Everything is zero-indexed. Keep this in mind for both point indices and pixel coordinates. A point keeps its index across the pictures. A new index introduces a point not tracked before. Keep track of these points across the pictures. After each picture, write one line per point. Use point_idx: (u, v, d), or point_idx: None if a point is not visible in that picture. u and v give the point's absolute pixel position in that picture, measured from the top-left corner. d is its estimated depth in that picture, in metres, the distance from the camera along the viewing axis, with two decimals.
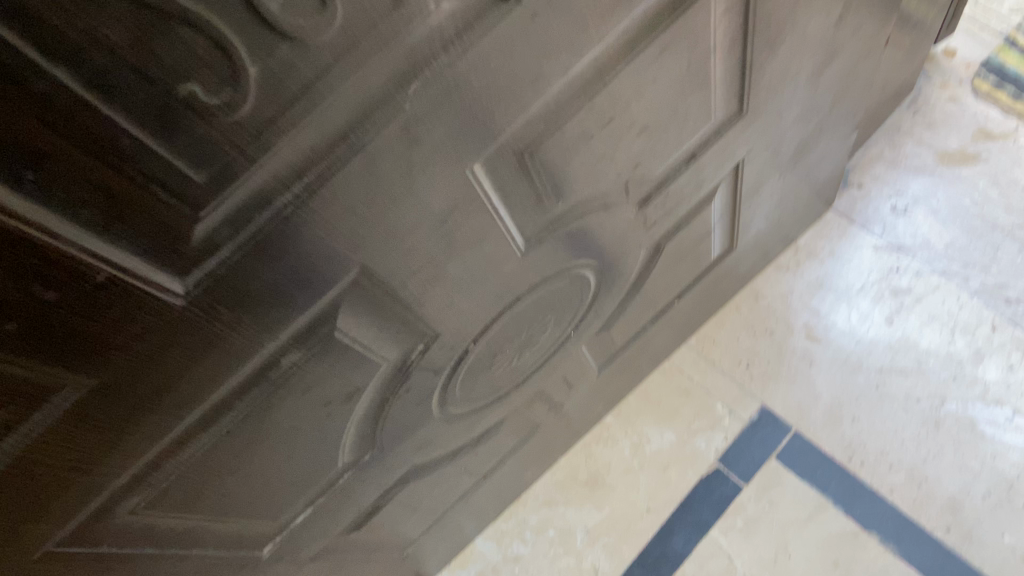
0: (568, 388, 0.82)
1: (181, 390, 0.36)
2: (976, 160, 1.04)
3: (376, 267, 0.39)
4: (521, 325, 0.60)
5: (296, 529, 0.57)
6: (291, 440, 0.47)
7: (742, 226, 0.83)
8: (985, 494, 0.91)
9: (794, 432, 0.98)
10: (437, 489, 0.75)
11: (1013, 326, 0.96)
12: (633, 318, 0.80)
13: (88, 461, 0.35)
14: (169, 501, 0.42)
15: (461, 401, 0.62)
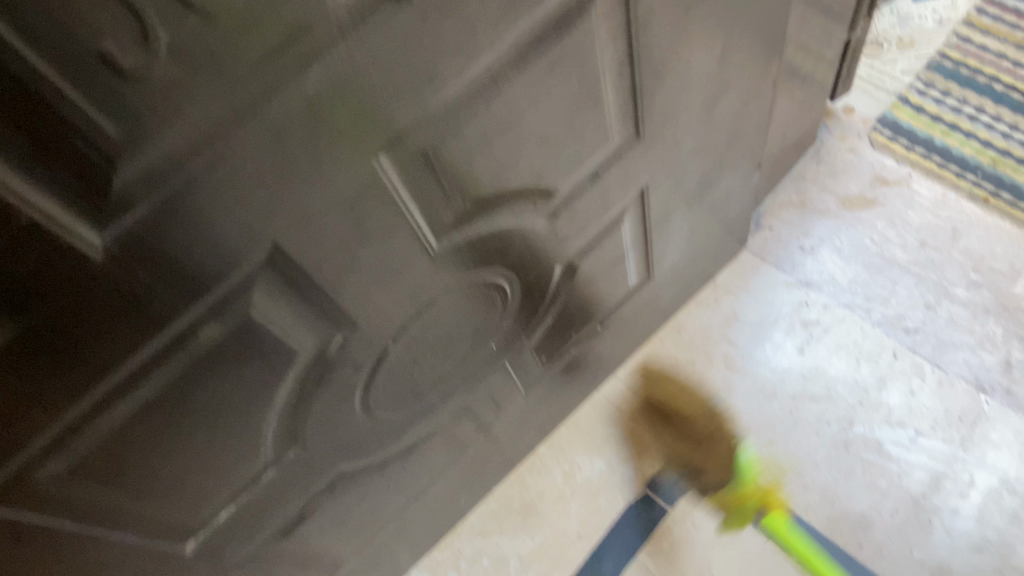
0: (495, 408, 0.86)
1: (99, 347, 0.39)
2: (874, 203, 1.13)
3: (290, 246, 0.44)
4: (440, 329, 0.64)
5: (222, 525, 0.59)
6: (213, 423, 0.50)
7: (656, 255, 0.89)
8: (893, 511, 0.96)
9: (715, 456, 1.03)
10: (366, 502, 0.77)
11: (913, 353, 1.03)
12: (555, 338, 0.85)
13: (9, 414, 0.38)
14: (89, 472, 0.44)
15: (385, 404, 0.66)
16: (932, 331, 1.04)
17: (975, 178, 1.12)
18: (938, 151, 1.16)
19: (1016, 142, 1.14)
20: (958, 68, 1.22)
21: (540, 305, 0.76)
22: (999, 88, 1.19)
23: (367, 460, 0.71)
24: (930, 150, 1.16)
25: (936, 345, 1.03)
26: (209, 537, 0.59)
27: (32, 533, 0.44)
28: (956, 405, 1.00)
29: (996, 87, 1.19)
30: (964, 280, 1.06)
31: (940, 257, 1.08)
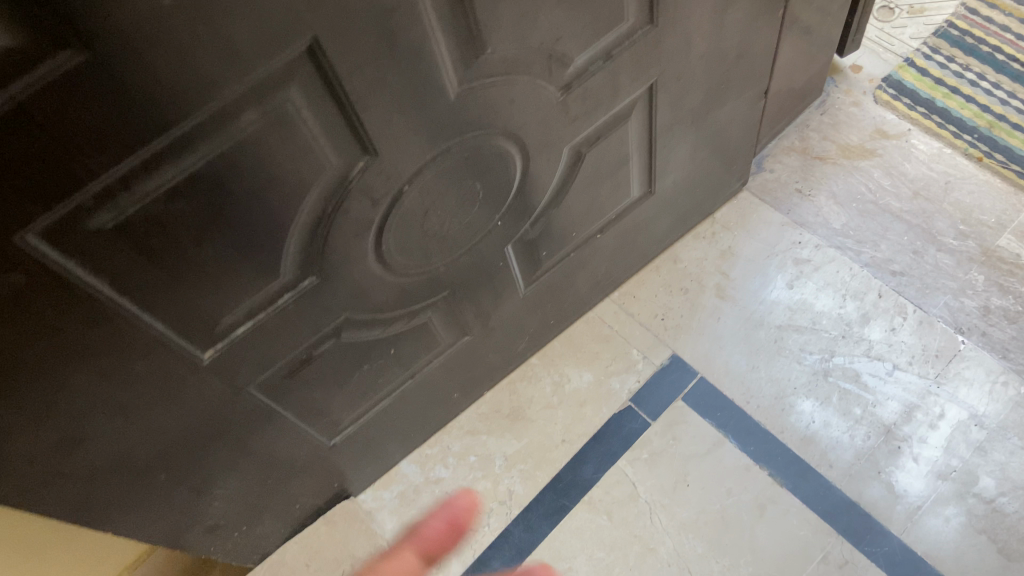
0: (494, 297, 0.90)
1: (156, 102, 0.44)
2: (873, 154, 1.17)
3: (328, 43, 0.48)
4: (450, 184, 0.68)
5: (237, 341, 0.64)
6: (241, 221, 0.55)
7: (659, 169, 0.94)
8: (866, 437, 1.00)
9: (700, 376, 1.07)
10: (367, 364, 0.82)
11: (897, 294, 1.08)
12: (557, 234, 0.89)
13: (72, 148, 0.42)
14: (128, 236, 0.49)
15: (396, 256, 0.70)
16: (918, 275, 1.08)
17: (972, 139, 1.16)
18: (938, 112, 1.20)
19: (1014, 109, 1.18)
20: (964, 37, 1.26)
21: (547, 191, 0.80)
22: (1002, 58, 1.24)
23: (373, 314, 0.75)
24: (931, 111, 1.20)
25: (920, 288, 1.07)
26: (224, 351, 0.64)
27: (73, 286, 0.49)
28: (934, 343, 1.04)
29: (999, 57, 1.24)
30: (952, 231, 1.10)
31: (931, 208, 1.12)
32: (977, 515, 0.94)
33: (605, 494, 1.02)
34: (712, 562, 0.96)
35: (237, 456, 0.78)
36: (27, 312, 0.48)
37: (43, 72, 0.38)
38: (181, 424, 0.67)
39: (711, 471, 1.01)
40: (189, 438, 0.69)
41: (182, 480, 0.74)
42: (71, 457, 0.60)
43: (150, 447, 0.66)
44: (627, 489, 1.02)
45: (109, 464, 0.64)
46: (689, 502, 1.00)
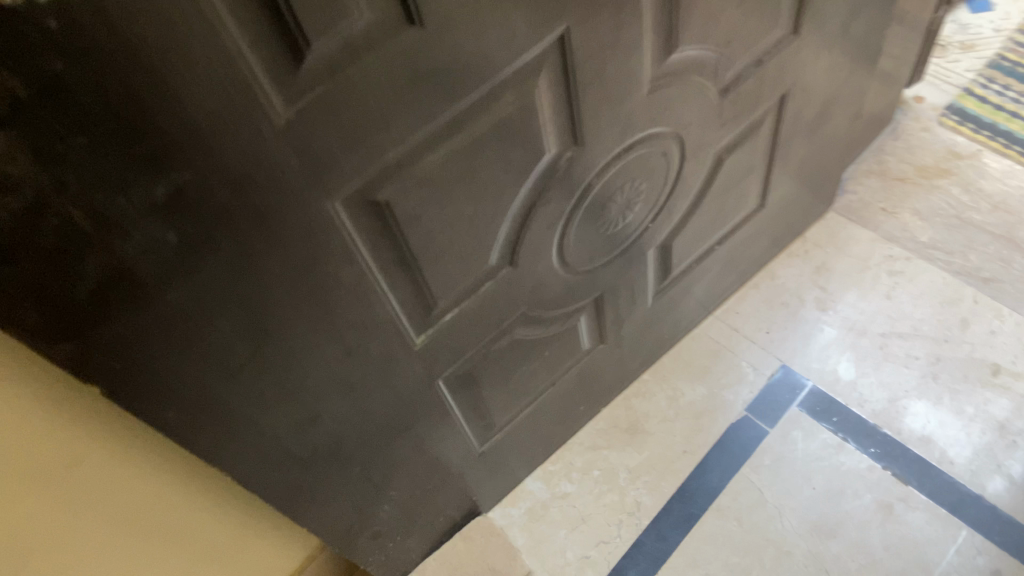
0: (630, 303, 0.95)
1: (452, 79, 0.50)
2: (949, 174, 1.25)
3: (575, 34, 0.55)
4: (624, 183, 0.74)
5: (445, 328, 0.69)
6: (477, 202, 0.60)
7: (770, 180, 1.01)
8: (981, 433, 1.04)
9: (810, 384, 1.11)
10: (526, 363, 0.86)
11: (991, 298, 1.13)
12: (687, 242, 0.95)
13: (389, 118, 0.48)
14: (397, 209, 0.55)
15: (571, 250, 0.76)
16: (1009, 280, 1.14)
17: None
18: (1004, 134, 1.27)
19: None
20: (1016, 67, 1.36)
21: (690, 196, 0.86)
22: None
23: (543, 310, 0.80)
24: (996, 133, 1.28)
25: (1013, 292, 1.13)
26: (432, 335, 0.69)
27: (349, 256, 0.54)
28: None
29: None
30: None
31: (1012, 218, 1.18)
32: None
33: (732, 500, 1.04)
34: (848, 561, 0.98)
35: (414, 453, 0.82)
36: (314, 277, 0.53)
37: (386, 42, 0.45)
38: (384, 410, 0.71)
39: (834, 473, 1.04)
40: (386, 426, 0.73)
41: (368, 473, 0.77)
42: (302, 436, 0.64)
43: (357, 433, 0.70)
44: (754, 494, 1.04)
45: (326, 447, 0.68)
46: (816, 504, 1.02)
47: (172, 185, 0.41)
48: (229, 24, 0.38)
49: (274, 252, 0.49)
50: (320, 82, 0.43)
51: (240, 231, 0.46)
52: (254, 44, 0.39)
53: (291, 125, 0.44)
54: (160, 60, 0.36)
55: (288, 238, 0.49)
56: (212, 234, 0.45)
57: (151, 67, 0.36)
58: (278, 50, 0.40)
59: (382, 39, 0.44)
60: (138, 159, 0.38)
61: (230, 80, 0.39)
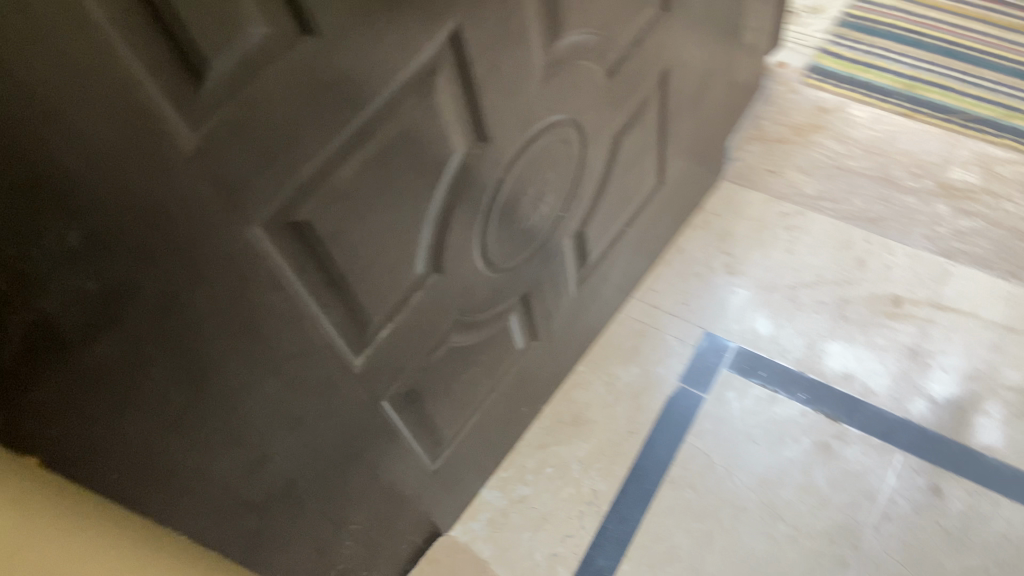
0: (556, 295, 0.97)
1: (353, 87, 0.50)
2: (821, 128, 1.32)
3: (466, 29, 0.56)
4: (532, 175, 0.76)
5: (381, 346, 0.68)
6: (395, 211, 0.60)
7: (664, 156, 1.04)
8: (895, 360, 1.10)
9: (735, 345, 1.15)
10: (465, 371, 0.86)
11: (881, 236, 1.20)
12: (598, 226, 0.97)
13: (297, 134, 0.48)
14: (317, 227, 0.54)
15: (492, 249, 0.76)
16: (892, 216, 1.22)
17: (896, 101, 1.33)
18: (861, 85, 1.37)
19: (921, 71, 1.36)
20: (861, 23, 1.46)
21: (595, 180, 0.89)
22: (897, 33, 1.43)
23: (473, 313, 0.80)
24: (855, 85, 1.37)
25: (898, 227, 1.21)
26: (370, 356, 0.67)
27: (276, 283, 0.53)
28: (926, 269, 1.16)
29: (894, 32, 1.43)
30: (908, 175, 1.25)
31: (884, 160, 1.27)
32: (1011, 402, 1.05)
33: (684, 470, 1.06)
34: (801, 504, 1.02)
35: (368, 481, 0.80)
36: (243, 309, 0.51)
37: (287, 57, 0.44)
38: (332, 441, 0.69)
39: (772, 425, 1.08)
40: (337, 458, 0.72)
41: (325, 509, 0.74)
42: (253, 480, 0.62)
43: (308, 468, 0.68)
44: (702, 459, 1.07)
45: (279, 488, 0.66)
46: (762, 457, 1.06)
47: (85, 229, 0.39)
48: (125, 54, 0.36)
49: (200, 288, 0.47)
50: (224, 104, 0.42)
51: (161, 270, 0.44)
52: (154, 72, 0.38)
53: (200, 152, 0.42)
54: (54, 97, 0.34)
55: (211, 271, 0.47)
56: (131, 276, 0.43)
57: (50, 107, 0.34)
58: (179, 75, 0.39)
59: (279, 53, 0.44)
60: (46, 206, 0.36)
61: (132, 112, 0.38)
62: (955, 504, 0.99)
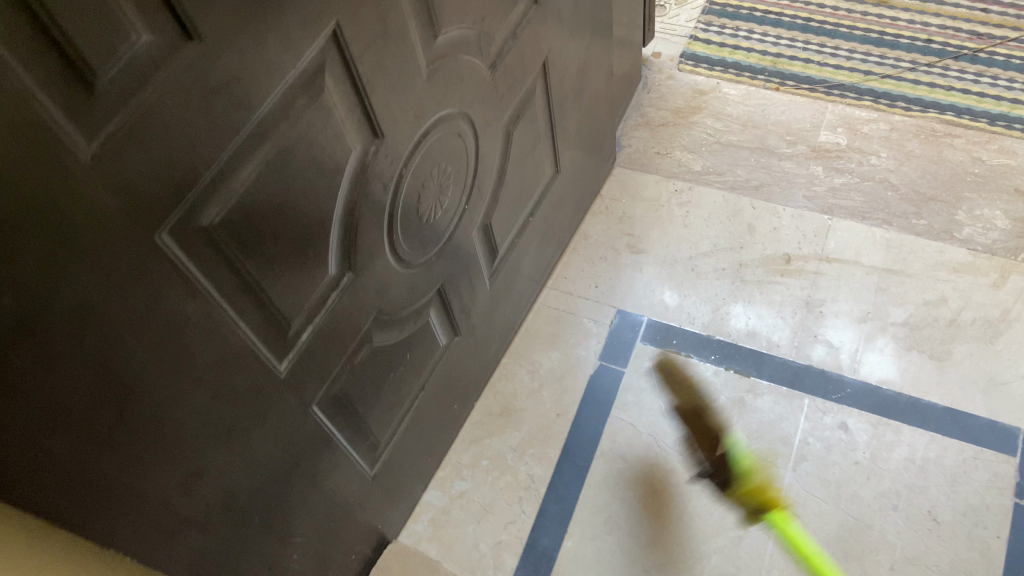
0: (471, 288, 1.00)
1: (243, 90, 0.51)
2: (700, 109, 1.41)
3: (346, 27, 0.58)
4: (431, 170, 0.79)
5: (305, 349, 0.69)
6: (302, 211, 0.62)
7: (558, 146, 1.09)
8: (794, 313, 1.18)
9: (647, 319, 1.21)
10: (392, 371, 0.88)
11: (766, 201, 1.29)
12: (502, 218, 1.01)
13: (194, 140, 0.49)
14: (225, 231, 0.55)
15: (402, 245, 0.79)
16: (774, 182, 1.30)
17: (765, 77, 1.43)
18: (732, 65, 1.46)
19: (783, 46, 1.46)
20: (724, 8, 1.55)
21: (493, 172, 0.92)
22: (758, 15, 1.53)
23: (393, 312, 0.82)
24: (725, 66, 1.46)
25: (780, 191, 1.29)
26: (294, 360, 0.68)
27: (190, 290, 0.54)
28: (810, 226, 1.25)
29: (755, 14, 1.53)
30: (783, 142, 1.34)
31: (761, 131, 1.36)
32: (900, 336, 1.14)
33: (613, 442, 1.11)
34: None
35: (309, 491, 0.80)
36: (160, 319, 0.52)
37: (172, 62, 0.46)
38: (268, 451, 0.70)
39: (689, 388, 1.14)
40: (276, 469, 0.72)
41: (269, 522, 0.75)
42: (192, 495, 0.62)
43: (247, 480, 0.68)
44: (630, 430, 1.12)
45: (220, 504, 0.66)
46: (684, 419, 1.12)
47: None
48: (13, 65, 0.38)
49: (113, 298, 0.48)
50: (116, 112, 0.44)
51: (70, 281, 0.45)
52: (42, 83, 0.39)
53: (96, 160, 0.44)
54: None
55: (122, 280, 0.48)
56: (41, 288, 0.43)
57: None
58: (67, 84, 0.41)
59: (165, 60, 0.45)
60: None
61: (23, 122, 0.39)
62: (862, 436, 1.07)
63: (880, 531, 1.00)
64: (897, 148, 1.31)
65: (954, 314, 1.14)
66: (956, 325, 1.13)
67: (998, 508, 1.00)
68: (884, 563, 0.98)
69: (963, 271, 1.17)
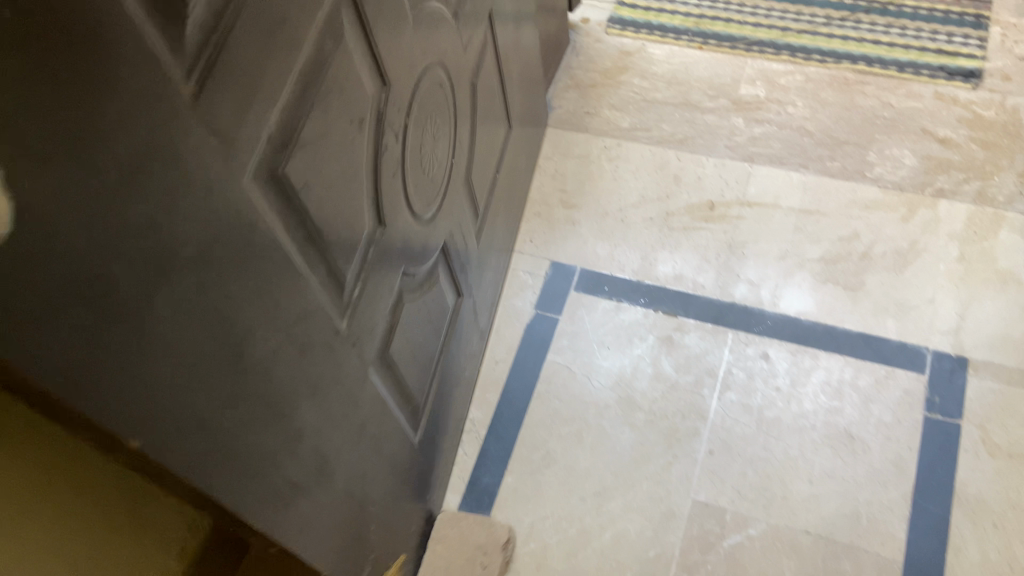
0: (462, 246, 1.02)
1: (291, 23, 0.49)
2: (627, 69, 1.46)
3: None
4: (424, 122, 0.80)
5: (358, 304, 0.68)
6: (343, 160, 0.61)
7: (506, 102, 1.13)
8: (717, 255, 1.24)
9: (580, 268, 1.26)
10: (418, 331, 0.88)
11: (691, 153, 1.34)
12: (477, 174, 1.04)
13: (259, 75, 0.47)
14: (292, 176, 0.53)
15: (411, 199, 0.79)
16: (697, 135, 1.36)
17: (688, 37, 1.48)
18: (657, 27, 1.51)
19: (706, 8, 1.52)
20: None
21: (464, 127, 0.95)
22: None
23: (414, 268, 0.83)
24: (651, 29, 1.51)
25: (702, 143, 1.35)
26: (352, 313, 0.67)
27: (275, 240, 0.52)
28: (733, 174, 1.31)
29: None
30: (706, 97, 1.40)
31: (684, 88, 1.42)
32: (817, 270, 1.20)
33: (549, 384, 1.16)
34: (654, 391, 1.13)
35: (375, 457, 0.79)
36: (257, 267, 0.50)
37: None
38: (341, 413, 0.68)
39: (620, 330, 1.19)
40: (349, 432, 0.70)
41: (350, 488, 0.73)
42: (292, 460, 0.59)
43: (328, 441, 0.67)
44: (564, 372, 1.17)
45: (315, 469, 0.64)
46: (615, 359, 1.17)
47: (117, 174, 0.37)
48: None
49: (222, 246, 0.45)
50: (199, 39, 0.41)
51: (191, 225, 0.42)
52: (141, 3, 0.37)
53: (196, 96, 0.41)
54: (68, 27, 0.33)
55: (227, 227, 0.46)
56: (169, 229, 0.41)
57: (67, 41, 0.33)
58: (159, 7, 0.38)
59: None
60: (81, 147, 0.34)
61: (140, 50, 0.37)
62: (781, 364, 1.13)
63: (797, 449, 1.06)
64: (813, 97, 1.37)
65: (866, 247, 1.21)
66: (868, 258, 1.20)
67: (908, 421, 1.07)
68: (801, 479, 1.04)
69: (875, 207, 1.24)
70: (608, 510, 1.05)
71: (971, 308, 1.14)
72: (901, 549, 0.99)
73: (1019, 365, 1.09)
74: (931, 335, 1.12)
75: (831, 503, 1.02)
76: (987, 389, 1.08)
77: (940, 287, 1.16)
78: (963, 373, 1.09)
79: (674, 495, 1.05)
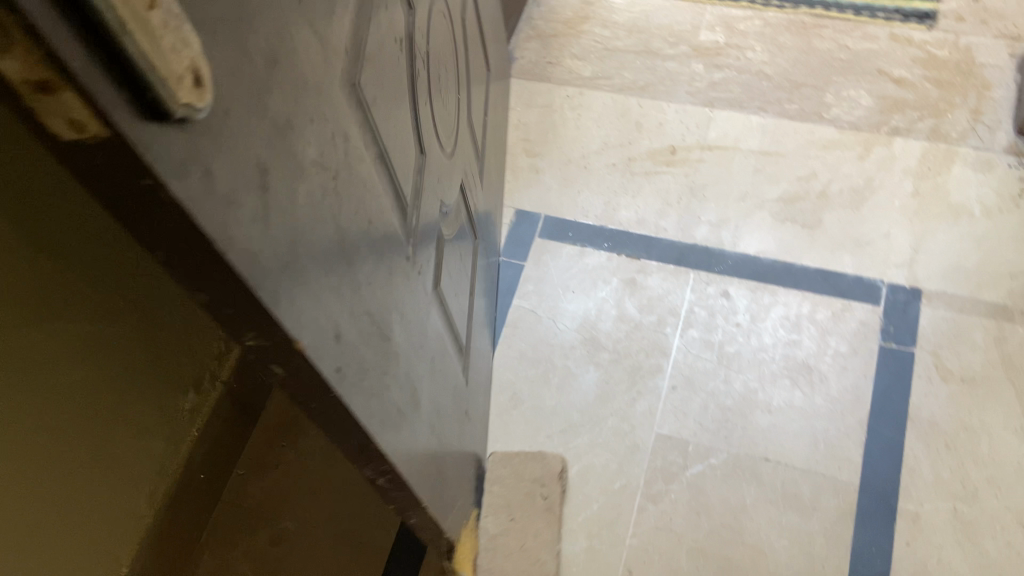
0: (472, 189, 0.96)
1: None
2: (588, 19, 1.47)
3: None
4: (439, 44, 0.73)
5: (417, 229, 0.62)
6: (392, 65, 0.54)
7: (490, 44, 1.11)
8: (678, 199, 1.26)
9: (544, 216, 1.27)
10: (455, 271, 0.82)
11: (652, 99, 1.36)
12: (474, 113, 0.98)
13: None
14: (358, 72, 0.46)
15: (440, 127, 0.72)
16: (657, 82, 1.37)
17: None
18: None
19: None
20: None
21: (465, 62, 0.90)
22: None
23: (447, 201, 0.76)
24: None
25: (663, 89, 1.36)
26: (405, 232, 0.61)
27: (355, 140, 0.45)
28: (693, 119, 1.32)
29: None
30: (666, 44, 1.41)
31: (645, 36, 1.43)
32: (776, 210, 1.22)
33: (515, 329, 1.17)
34: (618, 332, 1.15)
35: (440, 395, 0.73)
36: (347, 155, 0.43)
37: None
38: (417, 346, 0.62)
39: (585, 274, 1.21)
40: (424, 364, 0.65)
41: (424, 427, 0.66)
42: (391, 388, 0.53)
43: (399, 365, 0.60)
44: (530, 317, 1.18)
45: (407, 399, 0.58)
46: (580, 302, 1.18)
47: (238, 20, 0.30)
48: None
49: (317, 134, 0.39)
50: None
51: (297, 94, 0.36)
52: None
53: None
54: None
55: (319, 113, 0.39)
56: (279, 91, 0.34)
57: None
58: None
59: None
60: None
61: None
62: (741, 302, 1.15)
63: (757, 382, 1.09)
64: (771, 42, 1.39)
65: (823, 186, 1.23)
66: (825, 197, 1.22)
67: (865, 351, 1.09)
68: (760, 411, 1.07)
69: (832, 147, 1.26)
70: (575, 447, 1.07)
71: (925, 241, 1.16)
72: (856, 472, 1.02)
73: (971, 294, 1.12)
74: (887, 269, 1.15)
75: (791, 432, 1.05)
76: (940, 317, 1.11)
77: (895, 223, 1.18)
78: (917, 304, 1.12)
79: (639, 430, 1.08)
